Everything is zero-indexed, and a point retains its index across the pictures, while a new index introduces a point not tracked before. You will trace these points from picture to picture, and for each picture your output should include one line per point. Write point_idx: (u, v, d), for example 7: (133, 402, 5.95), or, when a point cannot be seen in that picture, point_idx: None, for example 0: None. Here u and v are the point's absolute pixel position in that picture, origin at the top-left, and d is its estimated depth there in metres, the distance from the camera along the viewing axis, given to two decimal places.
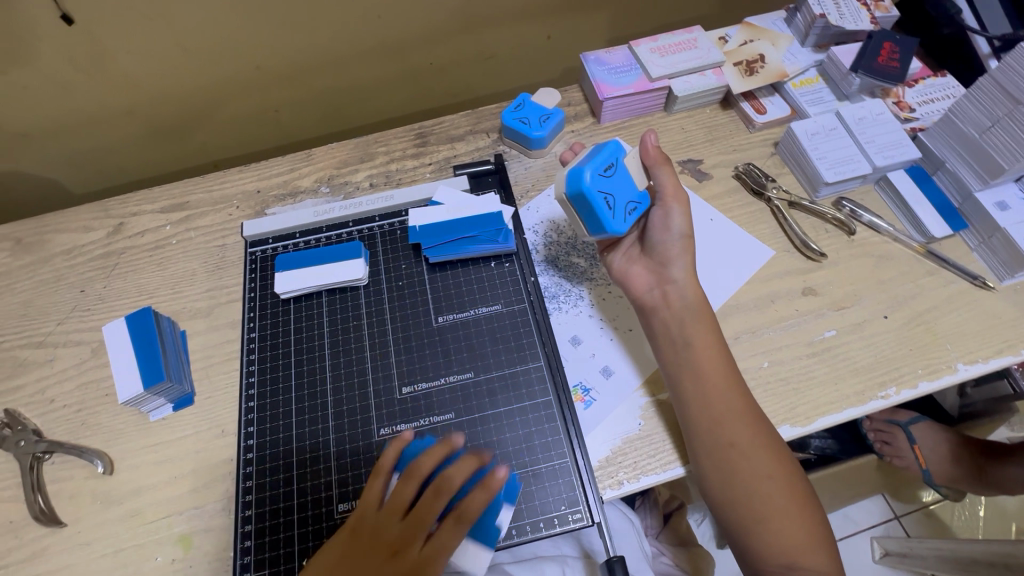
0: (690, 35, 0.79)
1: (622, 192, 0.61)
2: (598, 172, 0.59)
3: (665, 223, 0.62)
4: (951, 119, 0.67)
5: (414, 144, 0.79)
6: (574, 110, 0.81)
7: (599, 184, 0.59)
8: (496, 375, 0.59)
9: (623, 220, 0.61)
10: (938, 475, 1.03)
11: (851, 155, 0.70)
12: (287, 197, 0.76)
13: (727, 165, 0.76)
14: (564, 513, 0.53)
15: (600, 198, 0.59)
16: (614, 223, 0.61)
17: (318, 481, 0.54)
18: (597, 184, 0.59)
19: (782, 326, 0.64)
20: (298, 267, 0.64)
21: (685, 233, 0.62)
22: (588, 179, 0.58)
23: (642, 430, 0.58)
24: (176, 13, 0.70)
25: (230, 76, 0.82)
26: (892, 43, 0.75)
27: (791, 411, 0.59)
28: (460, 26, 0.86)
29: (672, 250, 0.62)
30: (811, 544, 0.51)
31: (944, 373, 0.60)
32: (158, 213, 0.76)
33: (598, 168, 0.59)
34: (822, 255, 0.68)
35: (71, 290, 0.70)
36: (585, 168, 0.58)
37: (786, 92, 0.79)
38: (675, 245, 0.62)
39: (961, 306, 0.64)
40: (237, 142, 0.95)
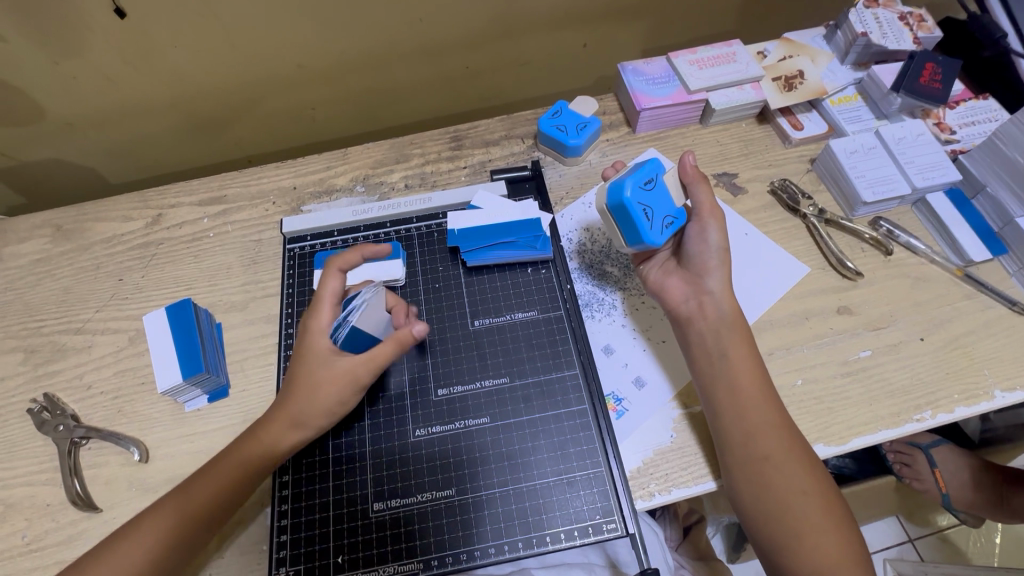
0: (730, 49, 0.79)
1: (660, 206, 0.62)
2: (638, 185, 0.60)
3: (700, 235, 0.62)
4: (995, 143, 0.66)
5: (449, 147, 0.80)
6: (609, 119, 0.82)
7: (638, 196, 0.61)
8: (532, 381, 0.59)
9: (660, 233, 0.62)
10: (958, 500, 1.02)
11: (890, 175, 0.70)
12: (323, 194, 0.77)
13: (763, 180, 0.76)
14: (598, 522, 0.53)
15: (639, 210, 0.61)
16: (651, 234, 0.61)
17: (353, 479, 0.55)
18: (637, 196, 0.60)
19: (816, 344, 0.64)
20: None
21: (722, 246, 0.62)
22: (629, 191, 0.60)
23: (675, 442, 0.58)
24: (224, 11, 0.72)
25: (271, 74, 0.84)
26: (934, 64, 0.74)
27: (824, 429, 0.59)
28: (498, 32, 0.87)
29: (710, 261, 0.62)
30: (848, 566, 0.50)
31: (981, 399, 0.60)
32: (195, 205, 0.77)
33: (639, 181, 0.61)
34: (858, 274, 0.67)
35: (110, 279, 0.71)
36: (625, 179, 0.60)
37: (824, 108, 0.79)
38: (712, 257, 0.62)
39: (1000, 331, 0.64)
40: (271, 138, 0.97)
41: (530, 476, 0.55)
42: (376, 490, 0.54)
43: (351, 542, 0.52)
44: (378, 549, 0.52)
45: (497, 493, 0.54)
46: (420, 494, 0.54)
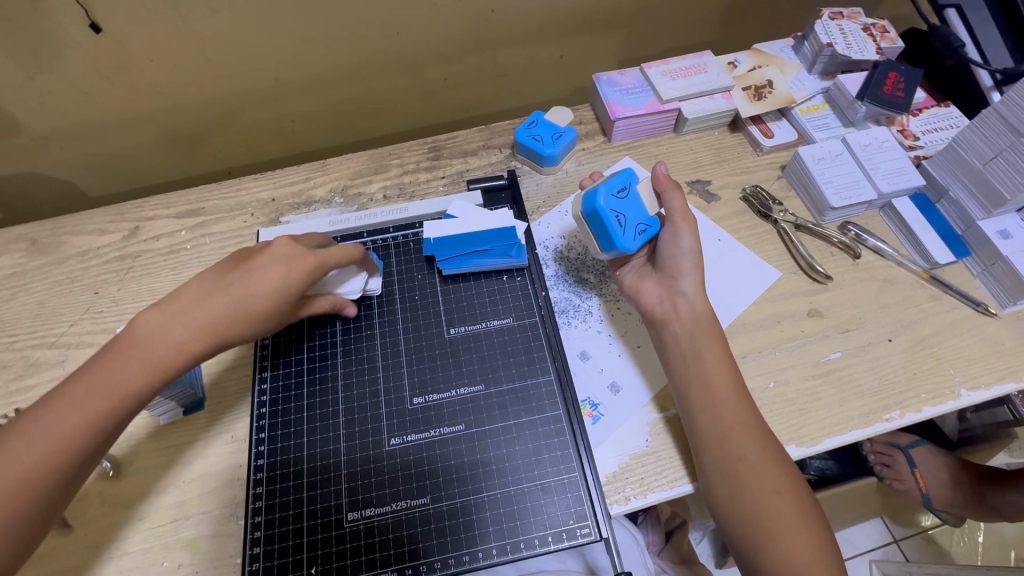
0: (700, 60, 0.81)
1: (634, 212, 0.64)
2: (611, 194, 0.63)
3: (674, 239, 0.63)
4: (955, 149, 0.68)
5: (427, 157, 0.81)
6: (585, 128, 0.83)
7: (610, 204, 0.62)
8: (507, 388, 0.60)
9: (633, 239, 0.62)
10: (938, 499, 1.03)
11: (857, 181, 0.72)
12: (301, 205, 0.77)
13: (735, 187, 0.77)
14: (572, 527, 0.53)
15: (612, 217, 0.62)
16: (623, 240, 0.62)
17: (328, 489, 0.55)
18: (609, 203, 0.62)
19: (788, 346, 0.65)
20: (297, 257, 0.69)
21: (695, 250, 0.63)
22: (602, 199, 0.62)
23: (649, 446, 0.59)
24: (201, 26, 0.73)
25: (249, 87, 0.84)
26: (897, 73, 0.76)
27: (796, 431, 0.60)
28: (476, 45, 0.88)
29: (683, 265, 0.63)
30: (820, 565, 0.51)
31: (948, 398, 0.61)
32: (173, 217, 0.77)
33: (611, 189, 0.63)
34: (827, 278, 0.69)
35: (85, 292, 0.71)
36: (598, 188, 0.62)
37: (793, 117, 0.81)
38: (686, 261, 0.62)
39: (965, 331, 0.65)
40: (251, 151, 0.97)
41: (504, 483, 0.55)
42: (350, 500, 0.54)
43: (324, 553, 0.52)
44: (352, 560, 0.52)
45: (472, 500, 0.54)
46: (395, 502, 0.54)
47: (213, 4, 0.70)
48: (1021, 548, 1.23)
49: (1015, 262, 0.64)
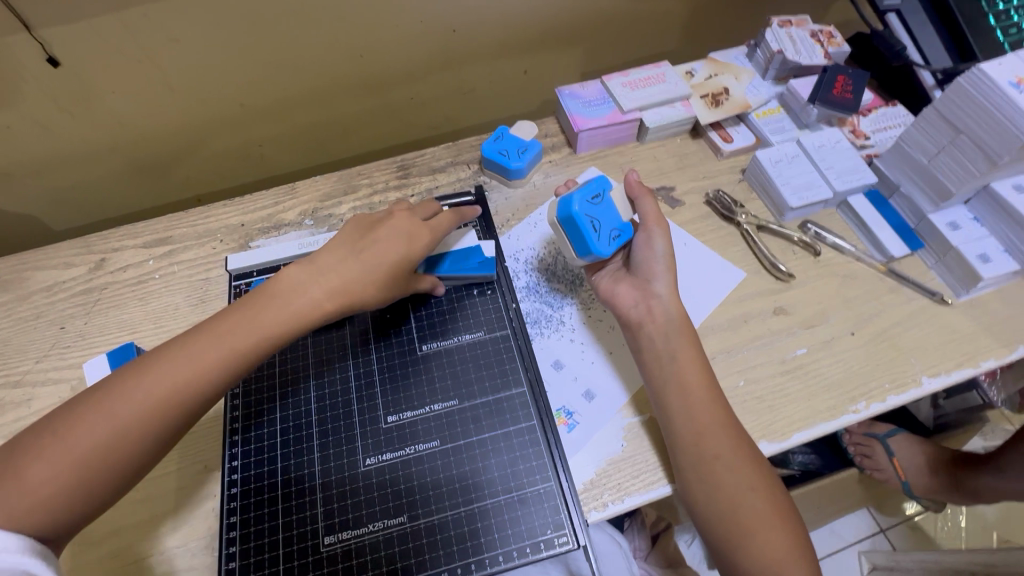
0: (659, 70, 0.84)
1: (608, 218, 0.65)
2: (586, 199, 0.63)
3: (647, 243, 0.64)
4: (902, 147, 0.70)
5: (396, 176, 0.81)
6: (550, 141, 0.85)
7: (586, 208, 0.63)
8: (480, 401, 0.60)
9: (608, 244, 0.63)
10: (917, 486, 1.05)
11: (813, 181, 0.74)
12: (271, 229, 0.77)
13: (698, 192, 0.79)
14: (550, 537, 0.54)
15: (588, 222, 0.63)
16: (598, 245, 0.63)
17: (303, 514, 0.54)
18: (585, 208, 0.63)
19: (755, 345, 0.66)
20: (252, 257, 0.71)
21: (668, 252, 0.64)
22: (578, 204, 0.63)
23: (625, 451, 0.59)
24: (163, 57, 0.73)
25: (215, 113, 0.84)
26: (845, 76, 0.79)
27: (767, 427, 0.61)
28: (440, 63, 0.90)
29: (656, 267, 0.64)
30: (795, 557, 0.52)
31: (911, 387, 0.63)
32: (140, 247, 0.76)
33: (587, 195, 0.63)
34: (789, 276, 0.71)
35: (50, 328, 0.69)
36: (574, 194, 0.63)
37: (750, 121, 0.83)
38: (660, 263, 0.64)
39: (924, 321, 0.67)
40: (220, 177, 0.97)
41: (480, 497, 0.55)
42: (326, 524, 0.54)
43: None
44: None
45: (449, 517, 0.54)
46: (372, 523, 0.54)
47: (173, 35, 0.71)
48: (1002, 530, 1.25)
49: (965, 252, 0.66)
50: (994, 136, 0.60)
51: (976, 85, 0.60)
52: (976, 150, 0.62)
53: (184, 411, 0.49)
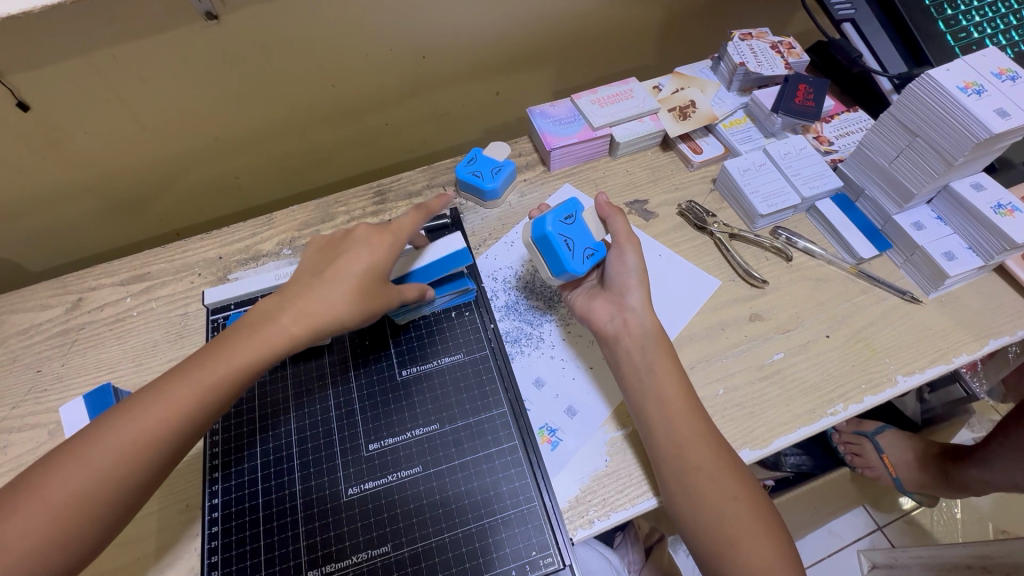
0: (627, 86, 0.85)
1: (581, 237, 0.65)
2: (558, 220, 0.64)
3: (619, 258, 0.65)
4: (864, 151, 0.72)
5: (373, 202, 0.82)
6: (524, 160, 0.86)
7: (559, 228, 0.64)
8: (462, 424, 0.60)
9: (582, 262, 0.64)
10: (908, 481, 1.03)
11: (781, 188, 0.76)
12: (249, 261, 0.77)
13: (671, 203, 0.81)
14: (535, 558, 0.54)
15: (561, 241, 0.64)
16: (573, 263, 0.63)
17: (286, 550, 0.54)
18: (557, 227, 0.64)
19: (734, 352, 0.67)
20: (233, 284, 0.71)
21: (640, 267, 0.65)
22: (550, 225, 0.64)
23: (609, 466, 0.59)
24: (134, 96, 0.74)
25: (191, 148, 0.85)
26: (806, 85, 0.82)
27: (749, 434, 0.61)
28: (412, 89, 0.92)
29: (629, 282, 0.64)
30: (780, 564, 0.52)
31: (886, 386, 0.64)
32: (118, 285, 0.76)
33: (559, 215, 0.65)
34: (763, 282, 0.72)
35: (26, 372, 0.69)
36: (547, 214, 0.64)
37: (718, 132, 0.85)
38: (632, 278, 0.64)
39: (896, 320, 0.69)
40: (199, 210, 0.97)
41: (465, 521, 0.55)
42: (310, 558, 0.53)
43: None
44: None
45: (434, 543, 0.54)
46: (356, 554, 0.53)
47: (143, 74, 0.71)
48: (998, 520, 1.26)
49: (930, 251, 0.68)
50: (947, 139, 0.62)
51: (927, 90, 0.62)
52: (932, 152, 0.64)
53: (163, 451, 0.48)
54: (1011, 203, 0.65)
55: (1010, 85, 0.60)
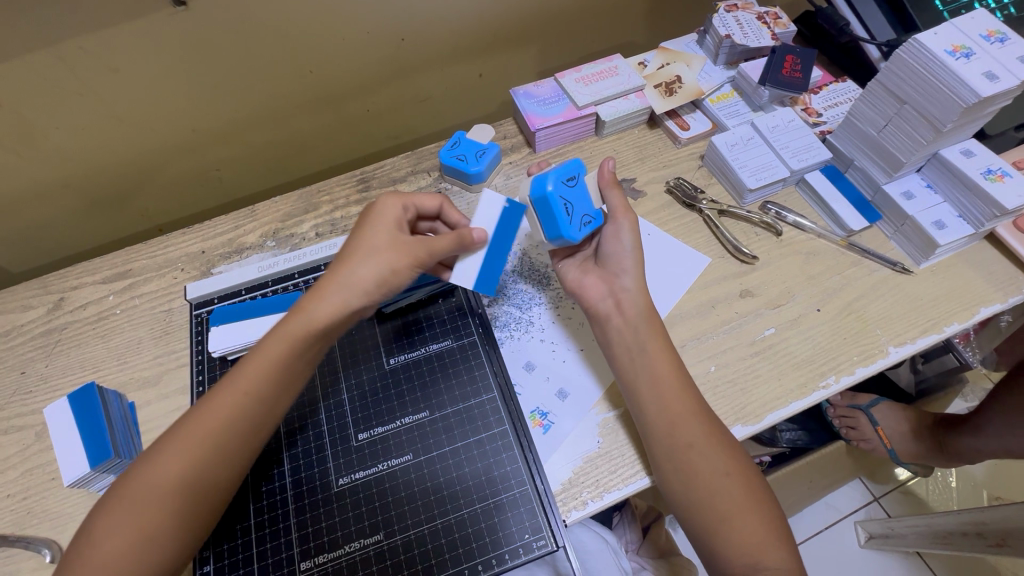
0: (611, 63, 0.84)
1: (581, 202, 0.62)
2: (561, 180, 0.61)
3: (616, 235, 0.63)
4: (853, 122, 0.71)
5: (357, 190, 0.80)
6: (509, 142, 0.84)
7: (560, 190, 0.61)
8: (451, 411, 0.60)
9: (580, 229, 0.61)
10: (903, 452, 1.03)
11: (770, 161, 0.74)
12: (232, 254, 0.76)
13: (659, 181, 0.79)
14: (528, 541, 0.54)
15: (561, 204, 0.61)
16: (571, 229, 0.61)
17: (277, 542, 0.54)
18: (559, 189, 0.60)
19: (724, 329, 0.67)
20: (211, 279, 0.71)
21: (636, 246, 0.63)
22: (551, 184, 0.60)
23: (602, 447, 0.59)
24: (106, 88, 0.72)
25: (168, 140, 0.83)
26: (793, 55, 0.80)
27: (741, 410, 0.61)
28: (393, 74, 0.90)
29: (625, 261, 0.63)
30: (774, 539, 0.52)
31: (878, 357, 0.64)
32: (100, 283, 0.74)
33: (562, 176, 0.61)
34: (754, 258, 0.71)
35: (11, 373, 0.68)
36: (552, 175, 0.60)
37: (705, 108, 0.83)
38: (627, 257, 0.63)
39: (887, 292, 0.68)
40: (181, 204, 0.96)
41: (457, 507, 0.55)
42: (302, 549, 0.53)
43: None
44: None
45: (426, 531, 0.54)
46: (348, 544, 0.53)
47: (113, 65, 0.69)
48: (991, 487, 1.27)
49: (920, 220, 0.67)
50: (935, 104, 0.60)
51: (914, 56, 0.60)
52: (920, 119, 0.63)
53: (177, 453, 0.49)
54: (1001, 168, 0.64)
55: (999, 48, 0.59)
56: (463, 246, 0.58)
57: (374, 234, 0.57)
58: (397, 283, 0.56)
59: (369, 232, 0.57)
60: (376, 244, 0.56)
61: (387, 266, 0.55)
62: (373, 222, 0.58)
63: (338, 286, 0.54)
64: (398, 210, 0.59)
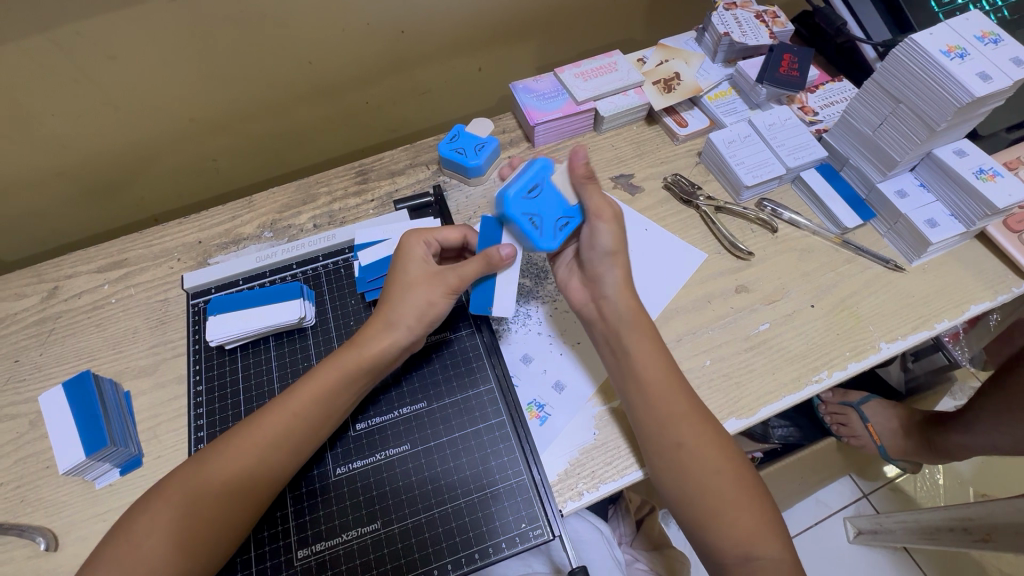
0: (610, 59, 0.84)
1: (552, 208, 0.60)
2: (519, 194, 0.59)
3: (592, 238, 0.60)
4: (849, 120, 0.72)
5: (355, 182, 0.80)
6: (508, 137, 0.84)
7: (519, 207, 0.58)
8: (449, 402, 0.61)
9: (553, 236, 0.59)
10: (892, 448, 1.04)
11: (766, 159, 0.75)
12: (229, 244, 0.76)
13: (657, 177, 0.80)
14: (525, 530, 0.54)
15: (525, 220, 0.58)
16: (544, 240, 0.59)
17: (274, 530, 0.54)
18: (518, 207, 0.58)
19: (720, 324, 0.67)
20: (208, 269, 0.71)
21: (613, 249, 0.60)
22: (509, 201, 0.58)
23: (597, 439, 0.59)
24: (103, 75, 0.71)
25: (164, 130, 0.83)
26: (790, 55, 0.81)
27: (735, 404, 0.62)
28: (393, 66, 0.89)
29: (600, 266, 0.61)
30: (766, 531, 0.52)
31: (870, 353, 0.65)
32: (95, 272, 0.74)
33: (522, 188, 0.59)
34: (749, 254, 0.72)
35: (4, 361, 0.67)
36: (509, 193, 0.58)
37: (703, 105, 0.84)
38: (604, 260, 0.61)
39: (880, 289, 0.69)
40: (177, 194, 0.95)
41: (454, 497, 0.56)
42: (300, 537, 0.54)
43: None
44: None
45: (423, 519, 0.54)
46: (346, 533, 0.54)
47: (110, 52, 0.69)
48: (978, 484, 1.29)
49: (913, 219, 0.68)
50: (929, 104, 0.61)
51: (910, 55, 0.61)
52: (915, 118, 0.63)
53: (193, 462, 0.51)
54: (993, 168, 0.65)
55: (993, 49, 0.60)
56: (490, 266, 0.58)
57: (409, 273, 0.59)
58: (436, 313, 0.59)
59: (402, 274, 0.59)
60: (414, 283, 0.58)
61: (426, 299, 0.58)
62: (403, 261, 0.60)
63: (383, 324, 0.57)
64: (423, 247, 0.61)
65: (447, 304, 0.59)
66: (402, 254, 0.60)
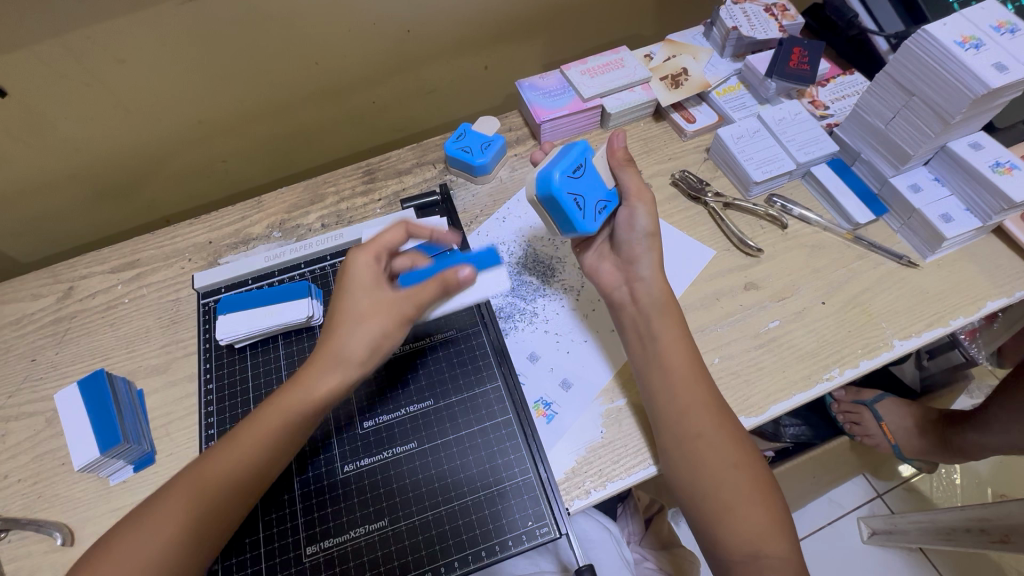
0: (617, 56, 0.83)
1: (592, 193, 0.61)
2: (566, 173, 0.58)
3: (630, 221, 0.62)
4: (860, 114, 0.71)
5: (362, 181, 0.81)
6: (515, 135, 0.84)
7: (567, 189, 0.58)
8: (455, 400, 0.61)
9: (594, 220, 0.60)
10: (907, 448, 1.03)
11: (776, 154, 0.74)
12: (239, 244, 0.77)
13: (664, 173, 0.79)
14: (531, 528, 0.54)
15: (572, 202, 0.58)
16: (586, 223, 0.60)
17: (283, 527, 0.54)
18: (566, 187, 0.57)
19: (728, 321, 0.67)
20: (217, 269, 0.72)
21: (649, 231, 0.62)
22: (558, 181, 0.57)
23: (605, 438, 0.59)
24: (113, 79, 0.72)
25: (174, 132, 0.84)
26: (801, 47, 0.79)
27: (744, 402, 0.61)
28: (399, 66, 0.90)
29: (638, 248, 0.62)
30: (775, 531, 0.52)
31: (882, 351, 0.64)
32: (108, 273, 0.75)
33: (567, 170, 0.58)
34: (759, 251, 0.71)
35: (21, 361, 0.69)
36: (558, 176, 0.57)
37: (711, 100, 0.83)
38: (642, 243, 0.62)
39: (892, 285, 0.68)
40: (188, 195, 0.97)
41: (460, 494, 0.56)
42: (308, 534, 0.54)
43: None
44: None
45: (430, 517, 0.55)
46: (354, 530, 0.54)
47: (120, 55, 0.70)
48: (996, 484, 1.26)
49: (927, 213, 0.67)
50: (944, 96, 0.60)
51: (924, 47, 0.60)
52: (928, 111, 0.62)
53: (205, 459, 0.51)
54: (1010, 161, 0.64)
55: (1010, 38, 0.59)
56: (450, 289, 0.55)
57: (355, 301, 0.55)
58: (390, 346, 0.55)
59: (347, 300, 0.55)
60: (360, 313, 0.54)
61: (377, 332, 0.53)
62: (350, 285, 0.55)
63: (330, 361, 0.53)
64: (371, 265, 0.57)
65: (401, 333, 0.55)
66: (346, 275, 0.56)
